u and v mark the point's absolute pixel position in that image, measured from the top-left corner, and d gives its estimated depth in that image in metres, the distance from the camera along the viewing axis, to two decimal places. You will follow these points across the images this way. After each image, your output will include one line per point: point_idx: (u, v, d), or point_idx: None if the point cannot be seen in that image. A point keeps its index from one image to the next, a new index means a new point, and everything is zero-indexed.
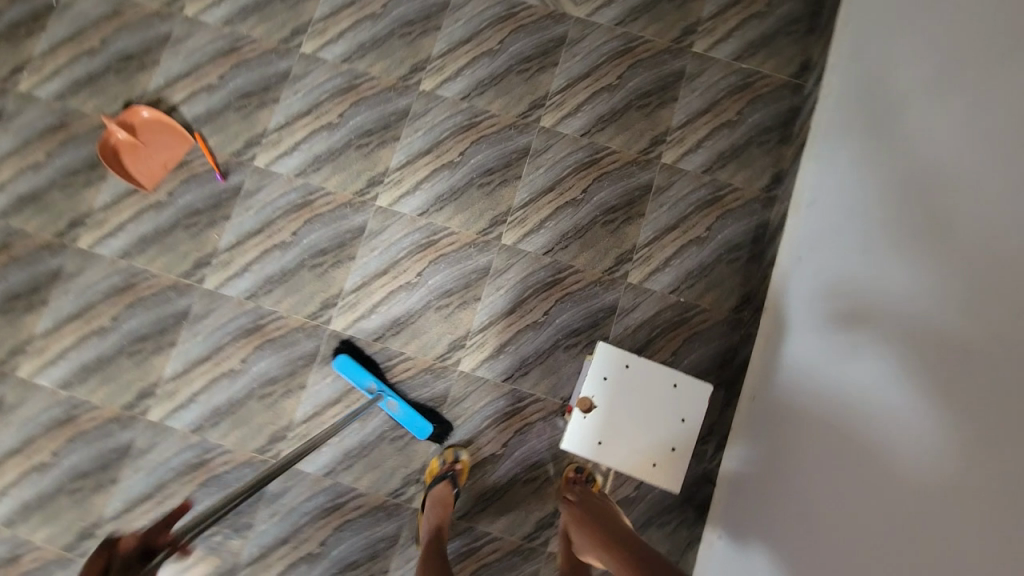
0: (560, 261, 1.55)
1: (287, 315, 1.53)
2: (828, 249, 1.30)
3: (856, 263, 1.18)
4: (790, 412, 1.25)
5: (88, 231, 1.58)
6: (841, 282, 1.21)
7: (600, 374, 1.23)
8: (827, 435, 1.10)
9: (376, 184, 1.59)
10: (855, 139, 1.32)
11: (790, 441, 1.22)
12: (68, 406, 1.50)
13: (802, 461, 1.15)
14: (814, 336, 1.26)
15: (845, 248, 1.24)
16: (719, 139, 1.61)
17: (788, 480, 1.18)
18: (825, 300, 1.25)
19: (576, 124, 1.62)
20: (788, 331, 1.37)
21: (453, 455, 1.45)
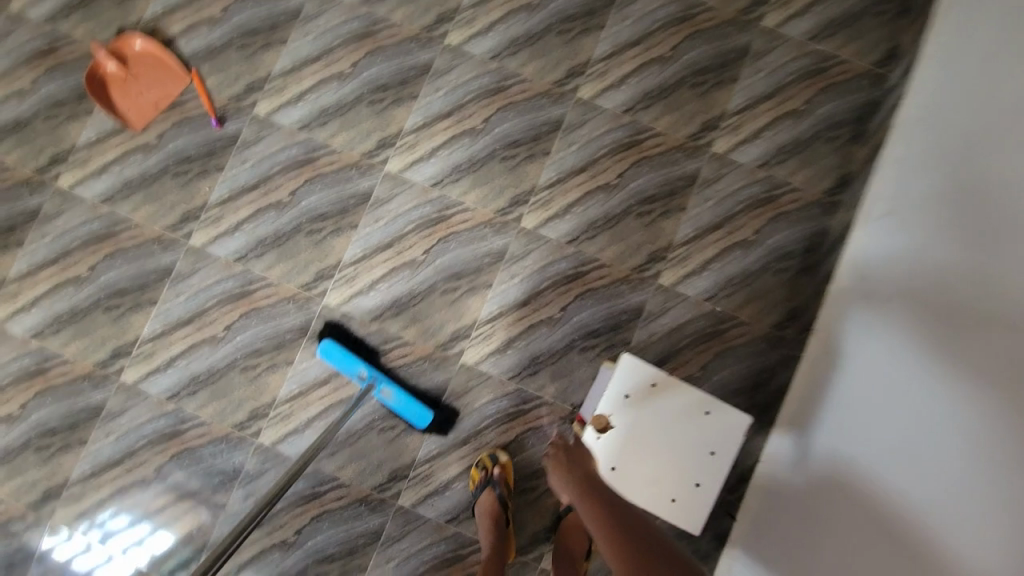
0: (584, 252, 1.38)
1: (278, 283, 1.39)
2: (897, 269, 1.14)
3: (933, 292, 1.03)
4: (832, 448, 1.12)
5: (72, 170, 1.44)
6: (911, 312, 1.06)
7: (623, 389, 1.12)
8: (880, 484, 0.98)
9: (387, 146, 1.42)
10: (943, 144, 1.14)
11: (832, 484, 1.08)
12: (38, 357, 1.38)
13: (843, 507, 1.03)
14: (870, 368, 1.12)
15: (918, 272, 1.08)
16: (781, 130, 1.40)
17: (823, 524, 1.06)
18: (888, 328, 1.11)
19: (619, 98, 1.42)
20: (836, 358, 1.23)
21: (491, 458, 1.31)
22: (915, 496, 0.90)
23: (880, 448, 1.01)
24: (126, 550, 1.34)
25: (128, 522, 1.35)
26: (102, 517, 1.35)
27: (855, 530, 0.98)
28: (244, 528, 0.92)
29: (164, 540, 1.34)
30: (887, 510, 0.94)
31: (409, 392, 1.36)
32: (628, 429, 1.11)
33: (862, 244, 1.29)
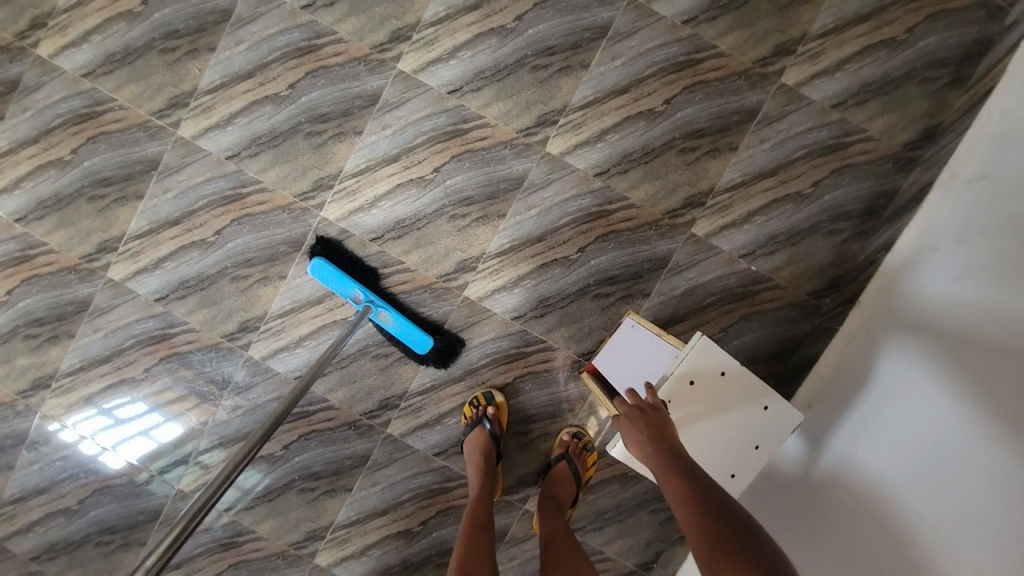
0: (613, 188, 1.22)
1: (273, 189, 1.27)
2: (978, 243, 0.95)
3: (1015, 281, 0.85)
4: (856, 438, 1.02)
5: (49, 36, 1.27)
6: (985, 300, 0.89)
7: (689, 371, 1.10)
8: (910, 488, 0.88)
9: (401, 39, 1.22)
10: None
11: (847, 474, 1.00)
12: (22, 243, 1.31)
13: (853, 499, 0.97)
14: (917, 358, 0.97)
15: (1001, 254, 0.90)
16: (868, 63, 1.17)
17: (834, 515, 0.98)
18: (947, 313, 0.96)
19: (681, 4, 1.18)
20: (878, 339, 1.08)
21: (486, 397, 1.26)
22: (952, 509, 0.80)
23: (915, 448, 0.90)
24: (131, 436, 1.35)
25: (141, 409, 1.34)
26: (112, 403, 1.34)
27: (872, 530, 0.91)
28: (240, 460, 0.89)
29: (172, 431, 1.34)
30: (913, 517, 0.85)
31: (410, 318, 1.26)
32: (681, 410, 1.09)
33: (939, 204, 1.08)
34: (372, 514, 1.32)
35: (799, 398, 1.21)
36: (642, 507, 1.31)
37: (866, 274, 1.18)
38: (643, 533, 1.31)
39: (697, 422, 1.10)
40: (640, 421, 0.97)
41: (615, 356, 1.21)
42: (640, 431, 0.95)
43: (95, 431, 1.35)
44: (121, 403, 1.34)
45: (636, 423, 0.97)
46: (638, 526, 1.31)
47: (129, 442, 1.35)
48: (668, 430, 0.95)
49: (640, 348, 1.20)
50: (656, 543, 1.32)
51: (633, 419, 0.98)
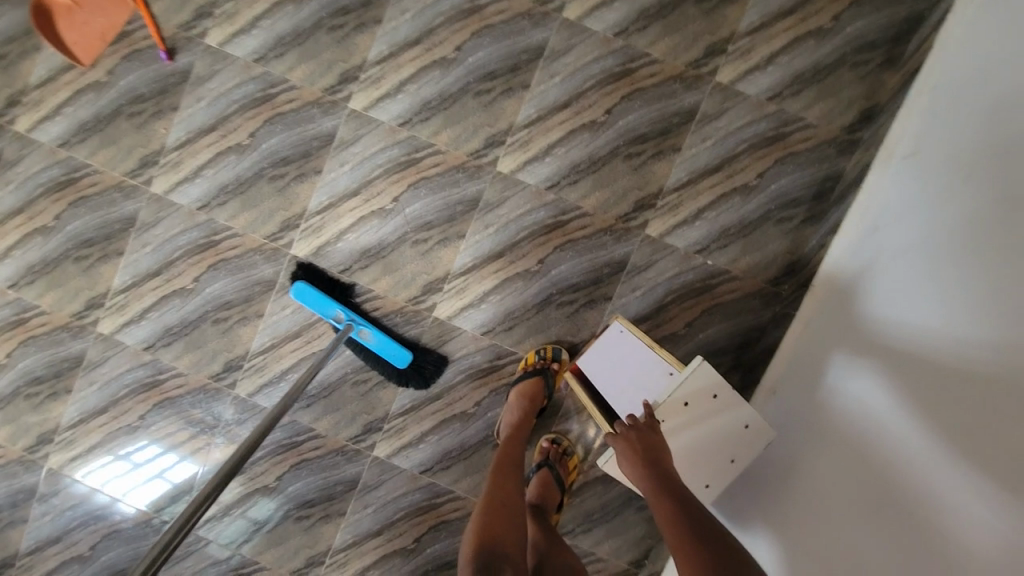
0: (565, 199, 1.27)
1: (244, 233, 1.33)
2: (905, 225, 1.00)
3: (944, 258, 0.89)
4: (816, 422, 1.04)
5: (25, 112, 1.36)
6: (923, 279, 0.92)
7: (684, 393, 1.07)
8: (863, 467, 0.90)
9: (349, 80, 1.28)
10: (998, 57, 0.91)
11: (801, 453, 1.05)
12: (17, 307, 1.38)
13: (806, 476, 1.01)
14: (859, 339, 1.02)
15: (923, 233, 0.95)
16: (798, 54, 1.21)
17: (793, 494, 1.03)
18: (886, 294, 1.00)
19: (610, 18, 1.23)
20: (830, 322, 1.12)
21: (553, 352, 1.27)
22: (893, 481, 0.84)
23: (859, 423, 0.94)
24: (148, 479, 1.40)
25: (155, 452, 1.40)
26: (129, 448, 1.40)
27: (830, 512, 0.92)
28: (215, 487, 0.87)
29: (186, 470, 1.40)
30: (860, 491, 0.89)
31: (389, 333, 1.31)
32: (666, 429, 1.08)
33: (879, 185, 1.12)
34: (366, 537, 1.36)
35: (764, 385, 1.24)
36: (627, 507, 1.33)
37: (817, 259, 1.21)
38: (632, 532, 1.33)
39: (676, 439, 1.08)
40: (637, 443, 0.95)
41: (611, 357, 1.19)
42: (633, 451, 0.94)
43: (107, 480, 1.40)
44: (136, 448, 1.40)
45: (629, 443, 0.96)
46: (625, 526, 1.33)
47: (145, 485, 1.40)
48: (663, 451, 0.95)
49: (626, 353, 1.19)
50: (647, 542, 1.33)
51: (628, 438, 0.97)
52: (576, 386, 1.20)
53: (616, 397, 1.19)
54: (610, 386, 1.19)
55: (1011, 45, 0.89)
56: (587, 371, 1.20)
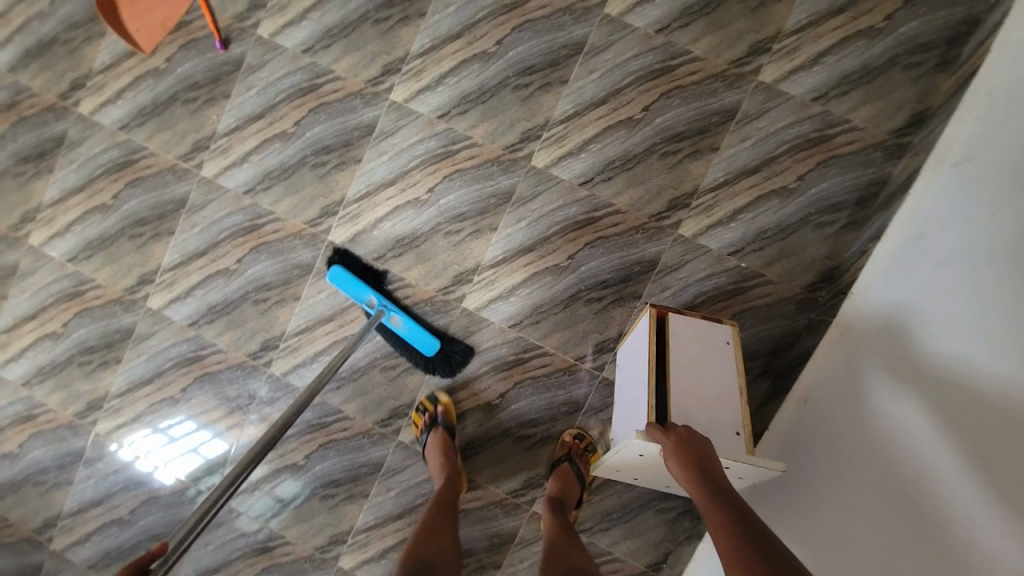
0: (598, 196, 1.27)
1: (285, 219, 1.39)
2: (952, 231, 0.96)
3: (987, 268, 0.85)
4: (842, 437, 1.01)
5: (89, 96, 1.45)
6: (963, 288, 0.88)
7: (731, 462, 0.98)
8: (892, 488, 0.87)
9: (391, 72, 1.32)
10: None
11: (824, 457, 1.03)
12: (74, 280, 1.48)
13: (825, 479, 1.00)
14: (892, 347, 0.99)
15: (968, 240, 0.91)
16: (847, 54, 1.17)
17: (811, 495, 1.02)
18: (921, 300, 0.97)
19: (652, 14, 1.22)
20: (865, 327, 1.09)
21: (431, 402, 1.34)
22: (911, 490, 0.83)
23: (885, 430, 0.93)
24: (183, 453, 1.48)
25: (191, 427, 1.47)
26: (168, 422, 1.48)
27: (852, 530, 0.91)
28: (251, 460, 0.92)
29: (218, 447, 1.47)
30: (880, 498, 0.88)
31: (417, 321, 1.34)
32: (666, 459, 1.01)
33: (928, 190, 1.07)
34: (388, 518, 1.40)
35: (794, 392, 1.22)
36: (647, 507, 1.33)
37: (857, 265, 1.18)
38: (651, 533, 1.33)
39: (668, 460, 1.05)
40: (684, 444, 0.86)
41: (694, 365, 1.06)
42: (686, 454, 0.85)
43: (149, 451, 1.49)
44: (175, 422, 1.48)
45: (677, 440, 0.88)
46: (644, 526, 1.33)
47: (180, 459, 1.48)
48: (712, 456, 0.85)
49: (715, 347, 1.09)
50: (665, 543, 1.33)
51: (681, 436, 0.87)
52: (653, 328, 1.09)
53: (681, 366, 1.05)
54: (682, 355, 1.07)
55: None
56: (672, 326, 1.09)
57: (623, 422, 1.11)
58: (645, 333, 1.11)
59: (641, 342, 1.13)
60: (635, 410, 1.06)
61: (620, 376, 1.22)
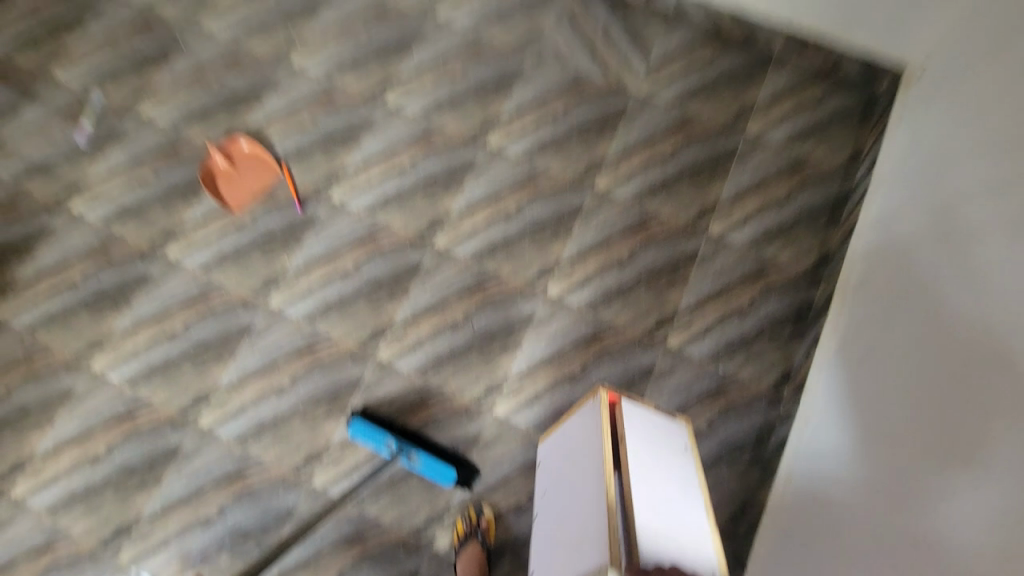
0: (602, 317, 1.61)
1: (339, 341, 1.63)
2: (872, 324, 1.42)
3: (905, 339, 1.29)
4: (846, 479, 1.28)
5: (178, 243, 1.75)
6: (892, 355, 1.31)
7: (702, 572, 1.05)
8: (893, 499, 1.15)
9: (436, 226, 1.71)
10: (906, 218, 1.44)
11: (831, 500, 1.30)
12: (129, 402, 1.61)
13: (839, 516, 1.26)
14: (854, 405, 1.35)
15: (884, 328, 1.37)
16: (767, 216, 1.67)
17: (830, 534, 1.26)
18: (864, 369, 1.37)
19: (629, 190, 1.71)
20: (827, 399, 1.45)
21: (477, 511, 1.49)
22: (905, 495, 1.12)
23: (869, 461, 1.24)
24: None
25: None
26: (169, 554, 1.50)
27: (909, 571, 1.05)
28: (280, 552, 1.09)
29: None
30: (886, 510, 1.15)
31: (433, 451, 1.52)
32: None
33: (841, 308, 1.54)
34: None
35: (781, 471, 1.49)
36: None
37: (804, 366, 1.54)
38: None
39: None
40: None
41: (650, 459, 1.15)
42: None
43: None
44: None
45: None
46: None
47: None
48: None
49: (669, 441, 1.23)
50: None
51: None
52: (607, 412, 1.20)
53: (638, 450, 1.14)
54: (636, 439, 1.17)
55: (925, 210, 1.38)
56: (624, 411, 1.19)
57: (573, 515, 1.15)
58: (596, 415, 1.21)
59: (593, 426, 1.22)
60: (587, 500, 1.11)
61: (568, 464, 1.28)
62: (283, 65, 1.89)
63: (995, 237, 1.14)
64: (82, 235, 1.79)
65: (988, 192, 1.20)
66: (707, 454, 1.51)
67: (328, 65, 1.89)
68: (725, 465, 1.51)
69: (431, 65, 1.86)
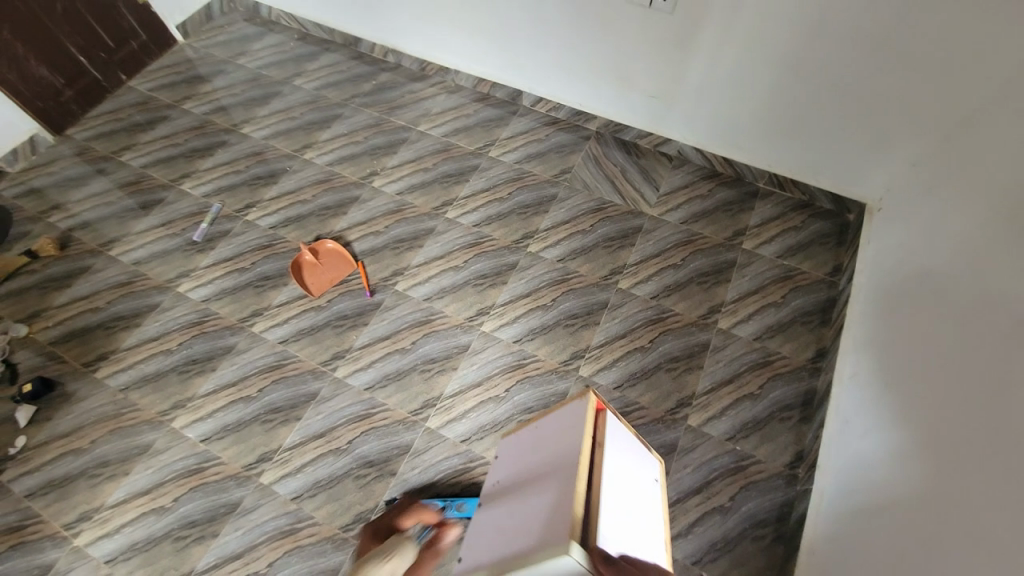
0: (628, 396, 1.82)
1: (394, 409, 1.84)
2: (868, 392, 1.57)
3: (894, 399, 1.44)
4: (863, 532, 1.32)
5: (263, 320, 2.07)
6: (885, 414, 1.44)
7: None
8: (897, 537, 1.20)
9: (483, 313, 2.02)
10: (886, 303, 1.67)
11: (852, 557, 1.32)
12: (200, 458, 1.80)
13: (859, 568, 1.27)
14: (861, 464, 1.44)
15: (878, 393, 1.52)
16: (766, 314, 1.96)
17: None
18: (865, 431, 1.49)
19: (647, 289, 2.03)
20: (839, 467, 1.53)
21: None
22: (905, 531, 1.18)
23: (876, 509, 1.30)
24: None
25: None
26: None
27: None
28: None
29: None
30: (892, 549, 1.19)
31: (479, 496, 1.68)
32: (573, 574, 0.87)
33: (839, 388, 1.71)
34: None
35: (805, 545, 1.53)
36: None
37: (814, 446, 1.68)
38: None
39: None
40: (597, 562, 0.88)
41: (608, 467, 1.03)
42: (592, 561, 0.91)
43: None
44: None
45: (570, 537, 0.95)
46: None
47: None
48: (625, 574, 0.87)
49: (643, 463, 1.18)
50: None
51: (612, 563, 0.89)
52: (592, 416, 1.09)
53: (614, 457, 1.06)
54: (615, 451, 1.08)
55: (899, 294, 1.62)
56: (607, 421, 1.09)
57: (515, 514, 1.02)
58: (580, 414, 1.09)
59: (570, 424, 1.10)
60: (547, 490, 0.99)
61: (528, 467, 1.12)
62: (368, 185, 2.40)
63: (1004, 290, 1.20)
64: (184, 310, 2.12)
65: (940, 272, 1.46)
66: (731, 530, 1.61)
67: (402, 187, 2.38)
68: (750, 542, 1.59)
69: (485, 189, 2.34)
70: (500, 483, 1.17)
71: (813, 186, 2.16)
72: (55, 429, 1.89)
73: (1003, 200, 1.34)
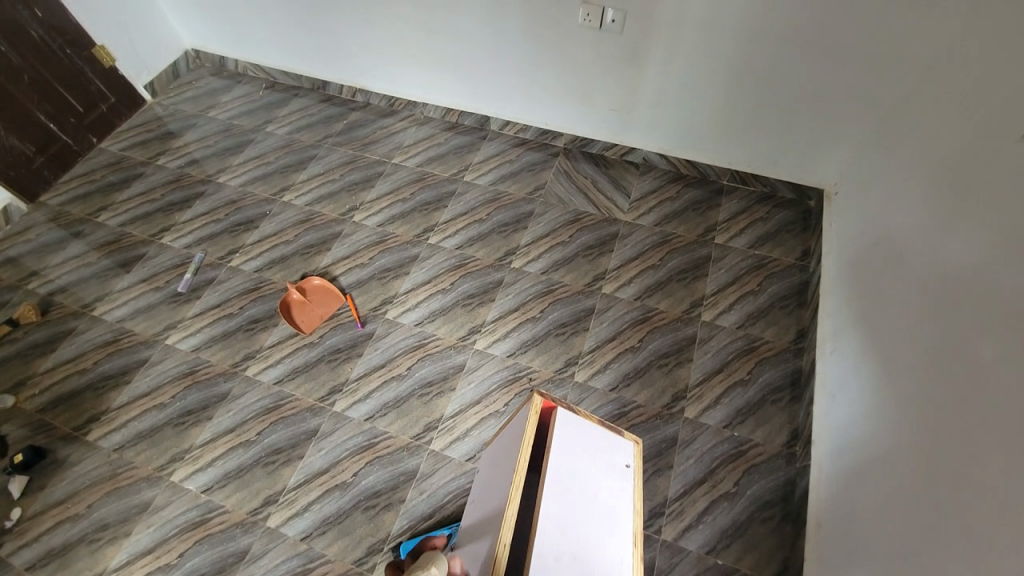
0: (624, 396, 1.87)
1: (396, 436, 1.85)
2: (849, 363, 1.64)
3: (874, 366, 1.51)
4: (865, 496, 1.37)
5: (257, 362, 2.07)
6: (868, 382, 1.51)
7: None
8: (897, 495, 1.24)
9: (475, 331, 2.06)
10: (854, 278, 1.77)
11: (859, 523, 1.36)
12: (203, 509, 1.77)
13: (869, 531, 1.31)
14: (854, 432, 1.50)
15: (858, 363, 1.59)
16: (746, 303, 2.04)
17: (865, 551, 1.30)
18: (852, 401, 1.55)
19: (630, 291, 2.11)
20: (833, 439, 1.59)
21: None
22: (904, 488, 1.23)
23: (874, 472, 1.35)
24: None
25: None
26: None
27: (918, 532, 1.14)
28: None
29: None
30: (895, 507, 1.24)
31: None
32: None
33: (823, 364, 1.79)
34: None
35: (812, 519, 1.57)
36: None
37: (807, 424, 1.74)
38: None
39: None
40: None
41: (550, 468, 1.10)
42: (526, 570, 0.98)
43: None
44: None
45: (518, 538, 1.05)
46: None
47: None
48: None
49: (606, 453, 1.19)
50: None
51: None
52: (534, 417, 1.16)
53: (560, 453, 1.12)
54: (561, 451, 1.13)
55: (865, 268, 1.72)
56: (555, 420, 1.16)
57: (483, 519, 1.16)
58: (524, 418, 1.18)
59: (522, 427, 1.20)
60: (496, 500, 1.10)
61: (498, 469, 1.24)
62: (349, 221, 2.44)
63: (959, 252, 1.30)
64: (175, 361, 2.11)
65: (899, 243, 1.57)
66: (740, 515, 1.65)
67: (383, 218, 2.44)
68: (760, 524, 1.63)
69: (463, 213, 2.41)
70: (485, 488, 1.30)
71: (773, 179, 2.28)
72: (49, 497, 1.84)
73: (947, 170, 1.45)
